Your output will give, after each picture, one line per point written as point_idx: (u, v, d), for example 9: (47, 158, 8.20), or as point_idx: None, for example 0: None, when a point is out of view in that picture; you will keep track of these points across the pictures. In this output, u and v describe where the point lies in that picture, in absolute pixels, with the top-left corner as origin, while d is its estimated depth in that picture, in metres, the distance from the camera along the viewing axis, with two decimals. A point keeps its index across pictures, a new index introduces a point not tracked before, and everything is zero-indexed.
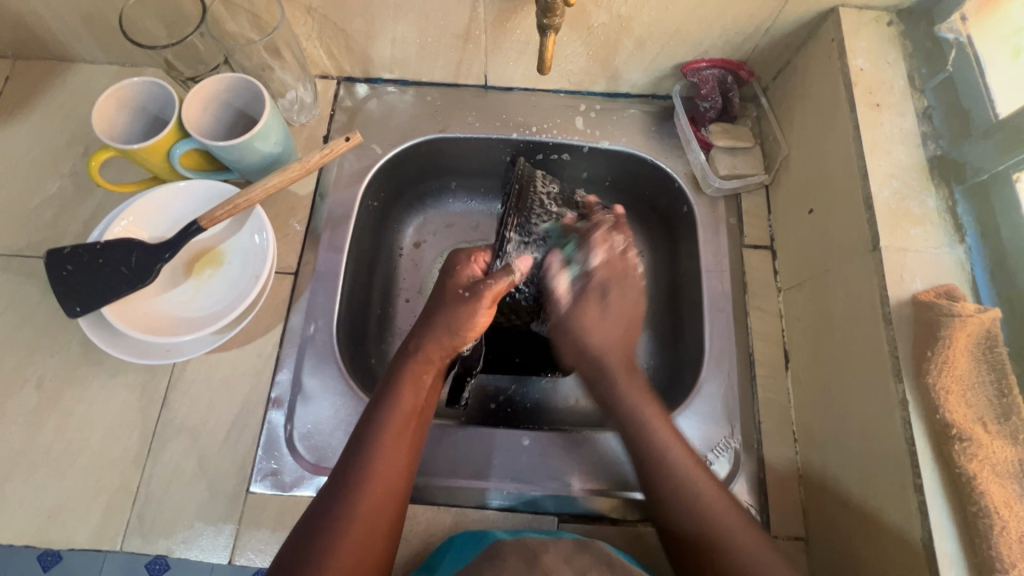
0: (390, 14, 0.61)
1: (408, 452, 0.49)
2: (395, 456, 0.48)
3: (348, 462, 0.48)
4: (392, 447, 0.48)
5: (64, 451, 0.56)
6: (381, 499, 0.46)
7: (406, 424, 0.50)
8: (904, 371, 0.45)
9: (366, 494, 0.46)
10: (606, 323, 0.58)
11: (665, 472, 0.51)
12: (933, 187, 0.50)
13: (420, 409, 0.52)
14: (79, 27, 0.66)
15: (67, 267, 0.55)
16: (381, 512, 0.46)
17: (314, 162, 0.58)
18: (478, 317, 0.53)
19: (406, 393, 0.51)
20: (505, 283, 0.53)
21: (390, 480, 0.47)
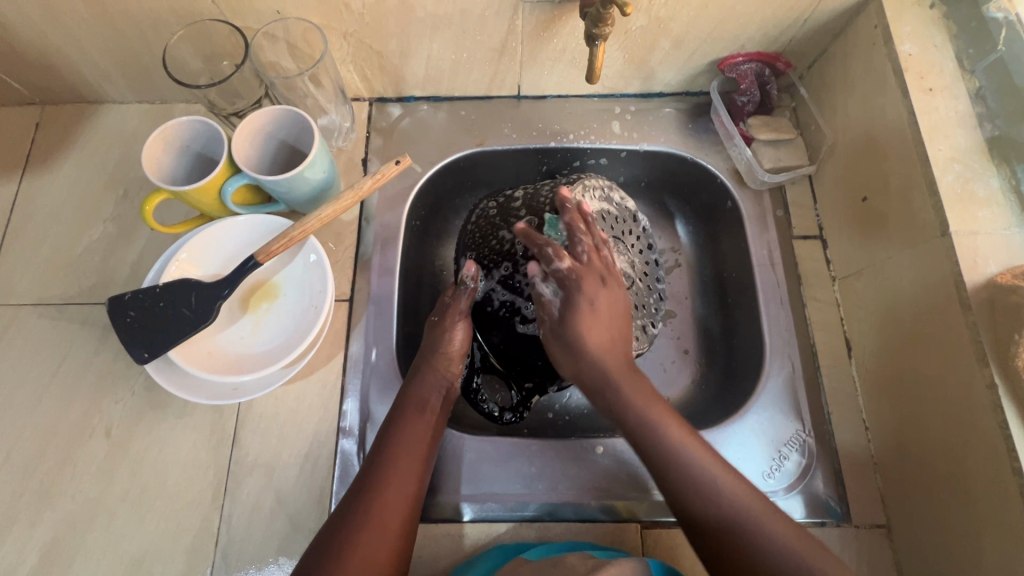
0: (427, 32, 0.61)
1: (421, 463, 0.52)
2: (407, 464, 0.51)
3: (369, 472, 0.50)
4: (406, 458, 0.51)
5: (140, 497, 0.56)
6: (398, 506, 0.48)
7: (420, 436, 0.53)
8: (989, 355, 0.45)
9: (383, 501, 0.48)
10: (604, 328, 0.51)
11: (670, 455, 0.48)
12: (995, 168, 0.50)
13: (429, 424, 0.55)
14: (111, 69, 0.65)
15: (130, 313, 0.55)
16: (391, 517, 0.47)
17: (366, 189, 0.57)
18: (447, 334, 0.58)
19: (410, 412, 0.54)
20: (461, 301, 0.59)
21: (395, 489, 0.49)
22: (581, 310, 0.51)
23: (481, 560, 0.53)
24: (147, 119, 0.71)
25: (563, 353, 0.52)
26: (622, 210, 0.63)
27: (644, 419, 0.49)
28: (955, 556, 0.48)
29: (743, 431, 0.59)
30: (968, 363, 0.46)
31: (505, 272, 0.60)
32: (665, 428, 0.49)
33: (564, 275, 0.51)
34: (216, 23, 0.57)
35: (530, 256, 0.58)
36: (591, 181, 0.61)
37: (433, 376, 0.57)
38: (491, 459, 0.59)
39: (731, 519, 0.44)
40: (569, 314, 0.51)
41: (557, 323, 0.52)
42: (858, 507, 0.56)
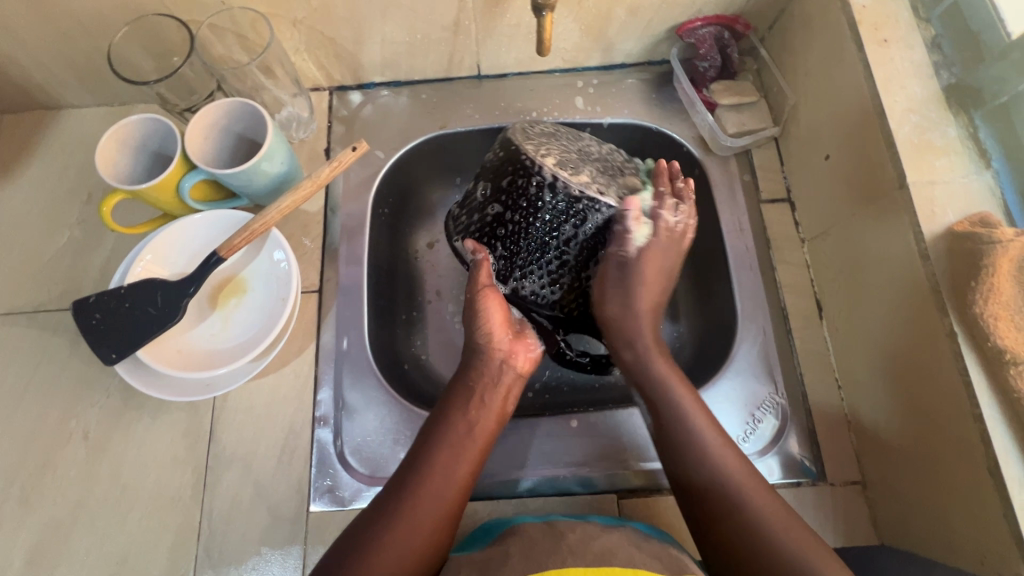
0: (377, 15, 0.60)
1: (470, 463, 0.51)
2: (448, 462, 0.50)
3: (409, 467, 0.50)
4: (449, 454, 0.51)
5: (122, 496, 0.57)
6: (434, 505, 0.48)
7: (465, 435, 0.52)
8: (948, 304, 0.45)
9: (416, 505, 0.47)
10: (654, 288, 0.58)
11: (724, 492, 0.47)
12: (953, 116, 0.50)
13: (478, 419, 0.53)
14: (64, 72, 0.65)
15: (96, 315, 0.55)
16: (424, 515, 0.47)
17: (324, 177, 0.57)
18: (490, 312, 0.57)
19: (457, 410, 0.54)
20: (484, 269, 0.57)
21: (438, 487, 0.49)
22: (654, 263, 0.57)
23: (466, 542, 0.53)
24: (106, 122, 0.71)
25: (616, 289, 0.57)
26: (558, 129, 0.62)
27: (698, 441, 0.49)
28: (925, 507, 0.49)
29: (715, 397, 0.59)
30: (929, 313, 0.46)
31: (502, 252, 0.58)
32: (726, 467, 0.48)
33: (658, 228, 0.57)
34: (159, 18, 0.57)
35: (530, 205, 0.55)
36: (528, 126, 0.60)
37: (490, 359, 0.56)
38: None
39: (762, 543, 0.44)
40: (647, 256, 0.57)
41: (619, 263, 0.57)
42: (833, 465, 0.56)
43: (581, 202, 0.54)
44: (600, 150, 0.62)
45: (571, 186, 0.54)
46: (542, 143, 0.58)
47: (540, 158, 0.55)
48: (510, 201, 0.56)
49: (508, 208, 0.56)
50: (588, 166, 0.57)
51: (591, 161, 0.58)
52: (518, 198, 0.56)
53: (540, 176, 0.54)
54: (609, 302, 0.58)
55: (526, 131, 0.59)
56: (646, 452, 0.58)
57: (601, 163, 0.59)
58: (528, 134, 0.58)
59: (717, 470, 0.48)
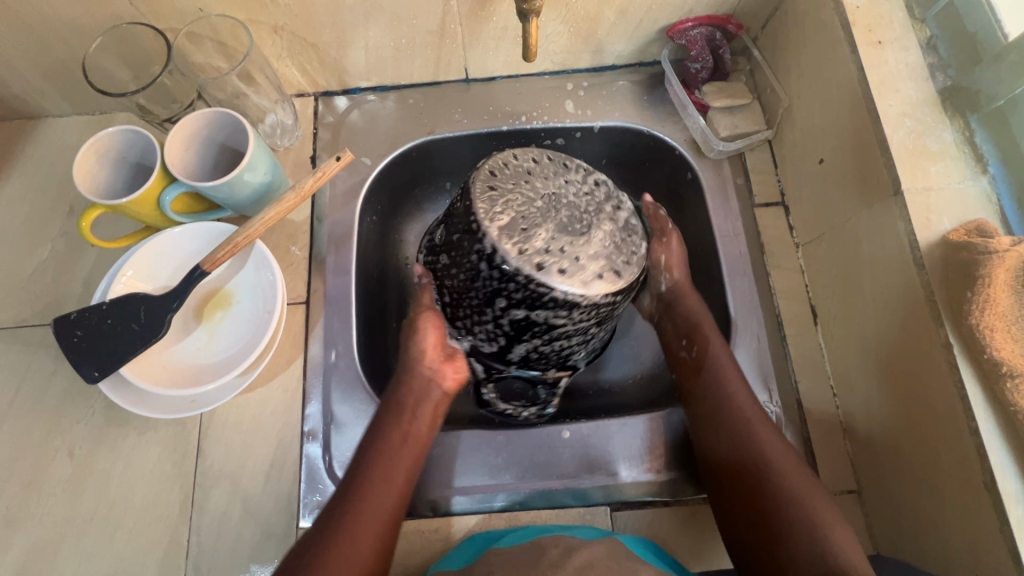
0: (360, 20, 0.59)
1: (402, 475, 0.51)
2: (385, 478, 0.50)
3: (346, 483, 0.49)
4: (383, 467, 0.50)
5: (109, 515, 0.56)
6: (371, 524, 0.47)
7: (398, 447, 0.52)
8: (943, 314, 0.44)
9: (353, 520, 0.47)
10: None
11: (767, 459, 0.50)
12: (948, 120, 0.48)
13: (411, 430, 0.53)
14: (42, 81, 0.63)
15: (77, 332, 0.53)
16: (364, 534, 0.46)
17: (308, 188, 0.55)
18: (423, 329, 0.57)
19: (390, 422, 0.53)
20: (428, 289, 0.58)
21: (376, 501, 0.48)
22: None
23: (453, 554, 0.53)
24: (88, 131, 0.69)
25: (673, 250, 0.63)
26: (548, 162, 0.54)
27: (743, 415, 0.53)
28: (919, 518, 0.48)
29: None
30: (924, 323, 0.45)
31: (448, 299, 0.56)
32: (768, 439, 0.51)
33: None
34: (133, 26, 0.55)
35: (474, 267, 0.50)
36: (517, 151, 0.54)
37: (414, 379, 0.56)
38: (457, 453, 0.57)
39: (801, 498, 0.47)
40: None
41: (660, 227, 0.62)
42: (827, 473, 0.55)
43: (515, 278, 0.48)
44: (584, 189, 0.53)
45: (509, 260, 0.48)
46: (506, 188, 0.50)
47: (489, 219, 0.48)
48: (455, 256, 0.52)
49: (454, 265, 0.53)
50: (546, 224, 0.49)
51: (556, 214, 0.50)
52: (463, 258, 0.51)
53: (480, 246, 0.49)
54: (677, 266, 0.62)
55: (496, 170, 0.52)
56: (640, 463, 0.57)
57: (569, 215, 0.50)
58: (496, 176, 0.51)
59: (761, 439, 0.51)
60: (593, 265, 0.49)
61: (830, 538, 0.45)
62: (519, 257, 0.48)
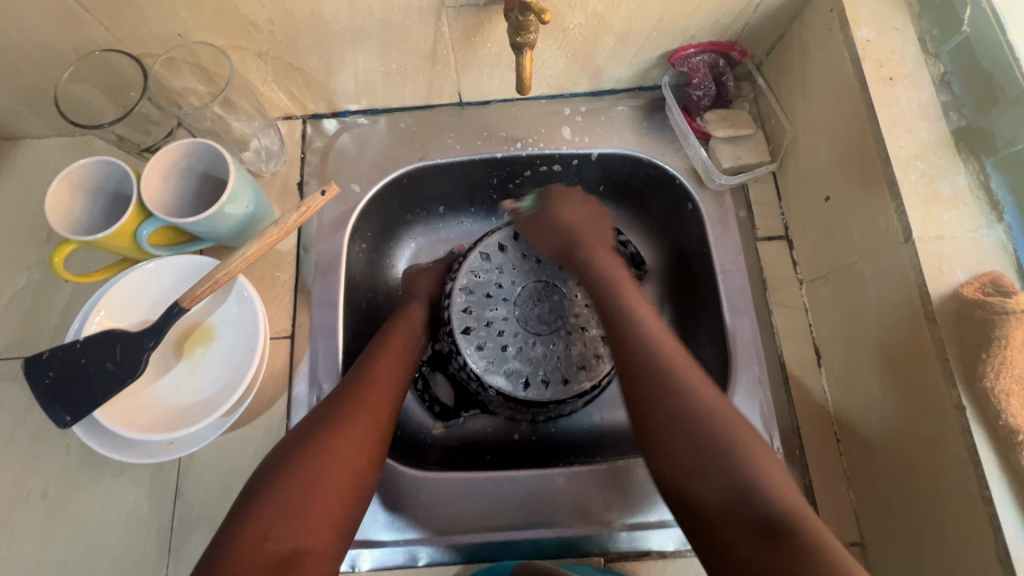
0: (348, 46, 0.56)
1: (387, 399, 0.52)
2: (375, 402, 0.51)
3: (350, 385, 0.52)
4: (385, 380, 0.53)
5: (83, 560, 0.54)
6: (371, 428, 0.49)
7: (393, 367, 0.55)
8: (956, 374, 0.42)
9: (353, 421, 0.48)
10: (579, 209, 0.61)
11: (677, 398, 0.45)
12: (962, 162, 0.46)
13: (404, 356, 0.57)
14: (17, 105, 0.61)
15: (50, 373, 0.51)
16: (359, 440, 0.48)
17: (292, 224, 0.53)
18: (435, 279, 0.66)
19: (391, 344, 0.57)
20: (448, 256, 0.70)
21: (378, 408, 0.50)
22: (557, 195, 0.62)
23: None
24: (67, 154, 0.67)
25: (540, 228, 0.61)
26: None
27: (655, 354, 0.48)
28: None
29: None
30: (933, 381, 0.43)
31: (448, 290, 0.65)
32: (683, 376, 0.46)
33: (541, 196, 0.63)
34: (108, 53, 0.53)
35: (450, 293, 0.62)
36: None
37: (413, 318, 0.61)
38: (446, 497, 0.55)
39: (718, 441, 0.43)
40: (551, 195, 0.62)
41: (524, 218, 0.63)
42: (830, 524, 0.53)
43: (449, 326, 0.61)
44: (580, 304, 0.62)
45: (453, 308, 0.61)
46: (510, 266, 0.63)
47: (475, 264, 0.63)
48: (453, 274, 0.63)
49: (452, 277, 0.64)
50: (507, 306, 0.62)
51: (529, 305, 0.62)
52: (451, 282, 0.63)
53: (450, 283, 0.62)
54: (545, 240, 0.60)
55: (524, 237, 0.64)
56: (635, 507, 0.55)
57: (541, 314, 0.61)
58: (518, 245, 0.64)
59: (677, 378, 0.46)
60: (515, 362, 0.59)
61: (759, 480, 0.41)
62: (458, 317, 0.61)
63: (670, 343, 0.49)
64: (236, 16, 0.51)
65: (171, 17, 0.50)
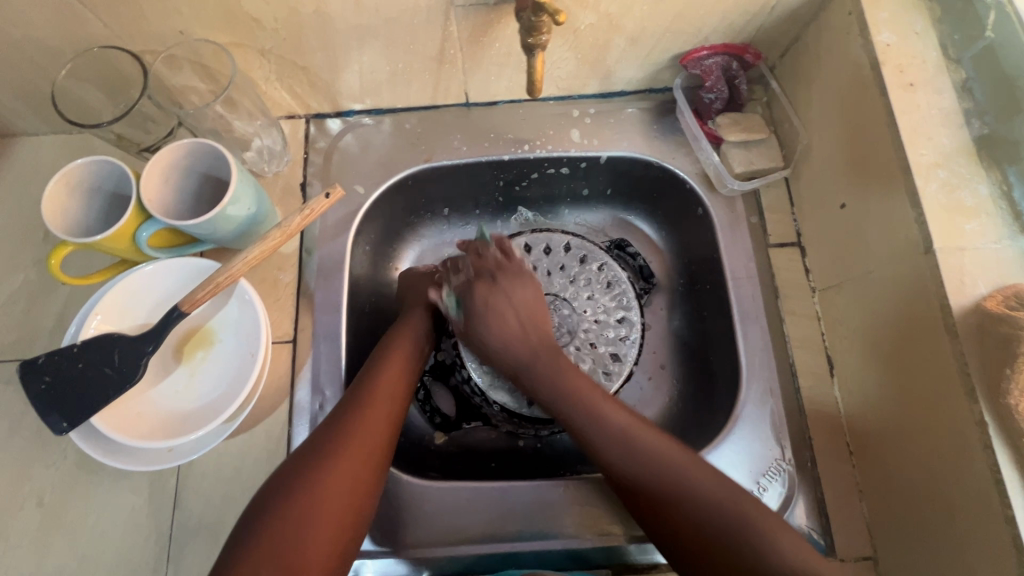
0: (354, 44, 0.55)
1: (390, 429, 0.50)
2: (365, 433, 0.48)
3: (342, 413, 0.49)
4: (379, 408, 0.50)
5: (79, 569, 0.53)
6: (357, 461, 0.47)
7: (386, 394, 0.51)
8: (978, 390, 0.40)
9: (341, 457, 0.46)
10: (504, 324, 0.54)
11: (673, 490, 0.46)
12: (984, 172, 0.45)
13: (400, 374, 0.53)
14: (14, 102, 0.59)
15: (46, 378, 0.50)
16: (348, 476, 0.46)
17: (295, 226, 0.52)
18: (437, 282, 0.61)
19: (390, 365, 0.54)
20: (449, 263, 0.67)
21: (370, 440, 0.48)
22: (477, 298, 0.55)
23: None
24: (65, 152, 0.65)
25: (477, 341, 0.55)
26: (596, 276, 0.65)
27: (639, 454, 0.48)
28: None
29: (719, 461, 0.55)
30: (955, 397, 0.42)
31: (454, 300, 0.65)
32: (675, 463, 0.47)
33: (460, 296, 0.56)
34: (108, 50, 0.51)
35: None
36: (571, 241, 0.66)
37: (412, 328, 0.58)
38: (450, 508, 0.54)
39: (726, 516, 0.45)
40: (468, 296, 0.55)
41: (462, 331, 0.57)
42: (843, 539, 0.52)
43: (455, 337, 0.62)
44: (590, 319, 0.63)
45: None
46: None
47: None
48: None
49: None
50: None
51: None
52: None
53: None
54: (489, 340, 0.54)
55: (534, 247, 0.66)
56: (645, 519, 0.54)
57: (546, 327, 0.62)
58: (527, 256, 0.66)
59: (668, 472, 0.47)
60: None
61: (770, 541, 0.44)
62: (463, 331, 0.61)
63: (647, 432, 0.49)
64: (240, 13, 0.49)
65: (173, 13, 0.49)
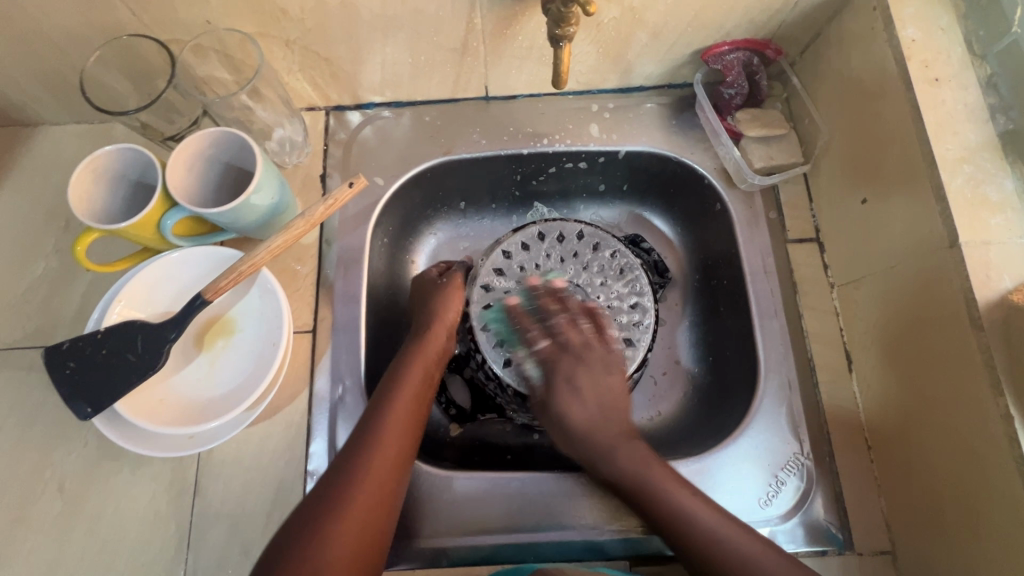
0: (377, 36, 0.55)
1: (399, 471, 0.48)
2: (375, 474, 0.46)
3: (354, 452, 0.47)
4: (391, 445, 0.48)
5: (99, 555, 0.53)
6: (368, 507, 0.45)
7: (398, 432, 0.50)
8: (1003, 383, 0.40)
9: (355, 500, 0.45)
10: (586, 404, 0.52)
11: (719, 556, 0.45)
12: (1009, 167, 0.45)
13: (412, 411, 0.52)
14: (38, 90, 0.60)
15: (70, 364, 0.50)
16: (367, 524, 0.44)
17: (319, 216, 0.52)
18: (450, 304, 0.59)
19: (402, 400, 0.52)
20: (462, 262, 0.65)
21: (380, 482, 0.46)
22: (567, 367, 0.53)
23: None
24: (86, 142, 0.66)
25: (558, 406, 0.52)
26: (609, 263, 0.64)
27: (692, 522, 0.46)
28: None
29: (737, 454, 0.55)
30: (979, 390, 0.42)
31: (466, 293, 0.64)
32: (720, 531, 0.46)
33: (542, 362, 0.54)
34: (135, 38, 0.52)
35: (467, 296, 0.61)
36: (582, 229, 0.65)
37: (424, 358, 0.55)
38: (469, 498, 0.54)
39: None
40: (556, 369, 0.53)
41: (540, 400, 0.54)
42: (862, 534, 0.52)
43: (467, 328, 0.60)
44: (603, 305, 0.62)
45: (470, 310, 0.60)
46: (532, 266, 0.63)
47: (498, 262, 0.62)
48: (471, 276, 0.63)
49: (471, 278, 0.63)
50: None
51: None
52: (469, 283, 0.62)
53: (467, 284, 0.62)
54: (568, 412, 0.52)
55: (547, 235, 0.64)
56: None
57: None
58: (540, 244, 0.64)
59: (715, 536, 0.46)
60: None
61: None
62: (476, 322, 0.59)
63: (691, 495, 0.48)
64: (267, 3, 0.50)
65: (201, 3, 0.49)
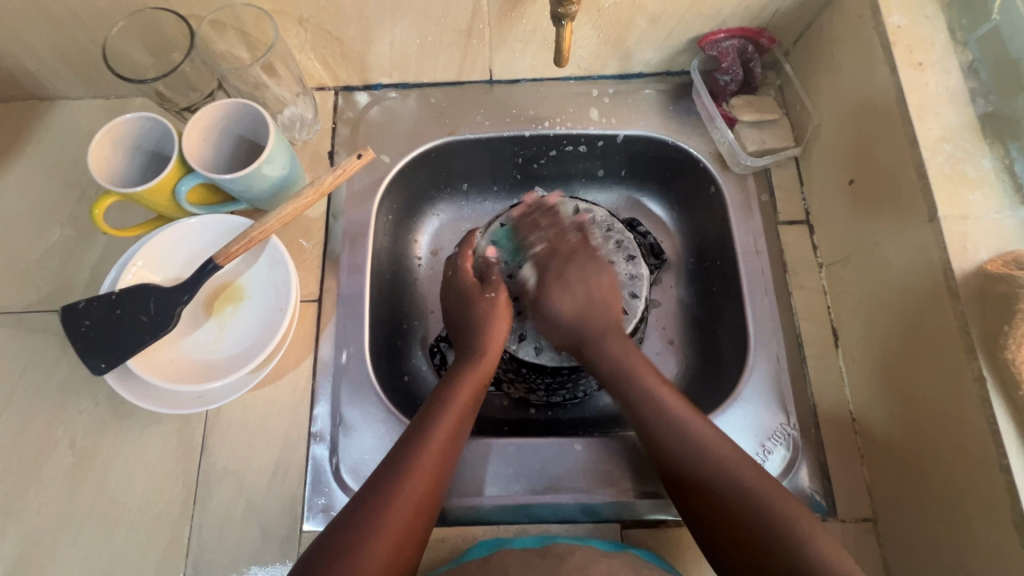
0: (387, 16, 0.57)
1: (440, 476, 0.48)
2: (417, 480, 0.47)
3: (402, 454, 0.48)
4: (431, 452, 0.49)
5: (107, 509, 0.55)
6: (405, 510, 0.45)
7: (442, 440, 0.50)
8: (978, 348, 0.43)
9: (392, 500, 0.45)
10: (570, 299, 0.58)
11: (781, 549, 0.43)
12: (987, 147, 0.48)
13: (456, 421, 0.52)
14: (58, 63, 0.62)
15: (85, 322, 0.52)
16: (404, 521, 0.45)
17: (327, 185, 0.54)
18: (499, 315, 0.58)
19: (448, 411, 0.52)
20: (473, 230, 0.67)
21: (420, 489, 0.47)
22: (566, 266, 0.60)
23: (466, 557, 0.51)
24: (101, 115, 0.68)
25: (556, 299, 0.58)
26: None
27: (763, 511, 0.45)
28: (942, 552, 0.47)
29: (725, 424, 0.57)
30: (956, 355, 0.44)
31: None
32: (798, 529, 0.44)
33: (540, 258, 0.61)
34: (157, 11, 0.54)
35: None
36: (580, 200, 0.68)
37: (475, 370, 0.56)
38: (467, 461, 0.57)
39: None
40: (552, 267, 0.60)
41: (533, 299, 0.60)
42: (845, 501, 0.54)
43: None
44: None
45: None
46: None
47: None
48: None
49: None
50: None
51: None
52: None
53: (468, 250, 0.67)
54: (557, 309, 0.58)
55: None
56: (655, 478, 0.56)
57: None
58: None
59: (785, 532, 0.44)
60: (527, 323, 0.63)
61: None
62: None
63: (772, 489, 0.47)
64: None
65: None
